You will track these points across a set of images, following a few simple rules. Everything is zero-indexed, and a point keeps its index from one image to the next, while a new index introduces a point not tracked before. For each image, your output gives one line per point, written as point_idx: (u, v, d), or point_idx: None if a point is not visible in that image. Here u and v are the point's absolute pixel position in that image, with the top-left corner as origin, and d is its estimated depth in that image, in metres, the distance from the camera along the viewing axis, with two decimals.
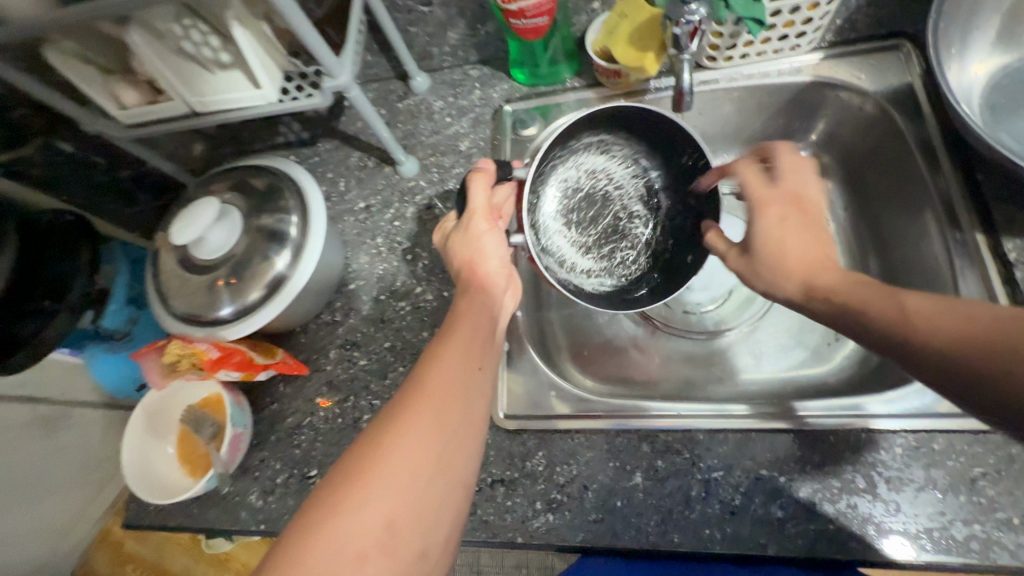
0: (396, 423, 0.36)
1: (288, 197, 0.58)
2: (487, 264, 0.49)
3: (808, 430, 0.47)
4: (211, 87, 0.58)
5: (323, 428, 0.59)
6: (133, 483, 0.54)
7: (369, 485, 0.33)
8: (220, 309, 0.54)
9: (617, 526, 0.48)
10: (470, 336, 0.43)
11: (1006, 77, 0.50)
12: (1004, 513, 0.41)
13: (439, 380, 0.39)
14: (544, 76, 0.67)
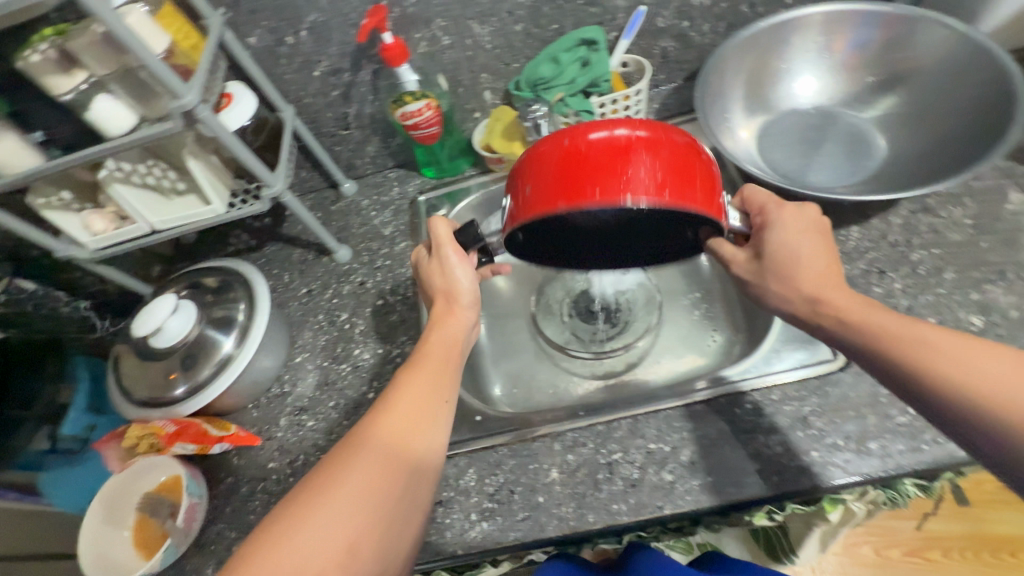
0: (356, 451, 0.45)
1: (236, 289, 0.69)
2: (458, 303, 0.56)
3: (680, 405, 0.57)
4: (169, 209, 0.71)
5: (276, 490, 0.63)
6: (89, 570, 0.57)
7: (331, 507, 0.41)
8: (176, 388, 0.63)
9: (542, 519, 0.54)
10: (431, 371, 0.51)
11: (763, 133, 0.69)
12: (831, 438, 0.52)
13: (397, 414, 0.47)
14: (447, 169, 0.84)
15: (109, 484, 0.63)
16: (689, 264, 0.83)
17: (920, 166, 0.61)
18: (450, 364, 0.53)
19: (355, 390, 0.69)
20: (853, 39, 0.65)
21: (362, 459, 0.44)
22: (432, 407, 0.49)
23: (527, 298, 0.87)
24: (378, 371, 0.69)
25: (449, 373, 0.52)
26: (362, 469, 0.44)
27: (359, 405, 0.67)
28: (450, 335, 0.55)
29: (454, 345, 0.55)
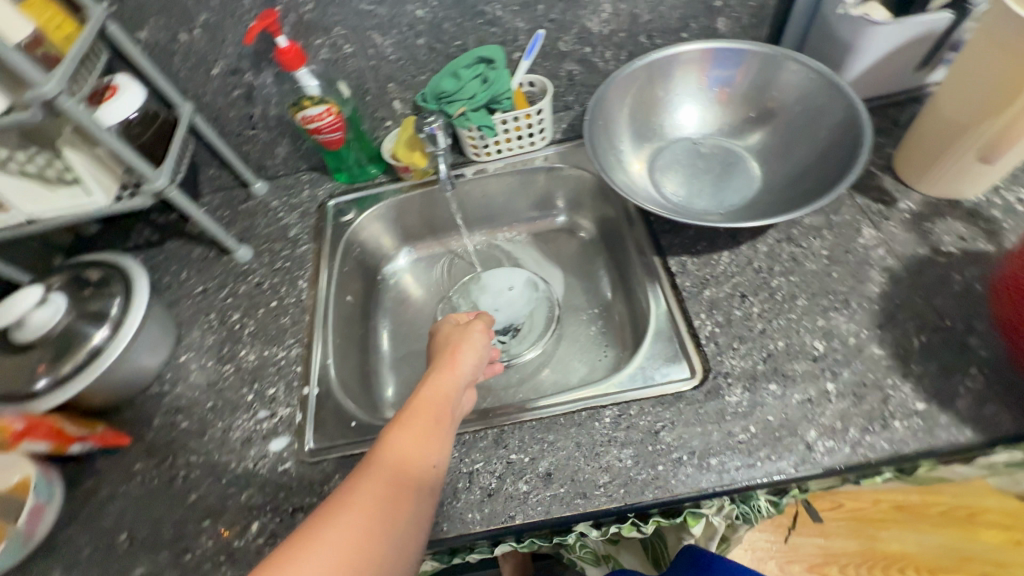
0: (348, 499, 0.43)
1: (114, 284, 0.67)
2: (459, 360, 0.59)
3: (545, 417, 0.59)
4: (50, 198, 0.69)
5: (137, 492, 0.62)
6: None
7: (315, 554, 0.39)
8: (35, 383, 0.60)
9: None
10: (422, 427, 0.50)
11: (654, 165, 0.74)
12: (676, 453, 0.54)
13: (389, 468, 0.46)
14: (358, 175, 0.85)
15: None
16: (591, 281, 0.86)
17: (787, 181, 0.68)
18: (441, 422, 0.52)
19: (235, 392, 0.68)
20: (717, 76, 0.73)
21: (354, 509, 0.42)
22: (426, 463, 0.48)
23: (433, 307, 0.88)
24: (261, 373, 0.69)
25: (443, 432, 0.52)
26: (350, 520, 0.42)
27: (236, 407, 0.66)
28: (438, 393, 0.55)
29: (447, 402, 0.54)
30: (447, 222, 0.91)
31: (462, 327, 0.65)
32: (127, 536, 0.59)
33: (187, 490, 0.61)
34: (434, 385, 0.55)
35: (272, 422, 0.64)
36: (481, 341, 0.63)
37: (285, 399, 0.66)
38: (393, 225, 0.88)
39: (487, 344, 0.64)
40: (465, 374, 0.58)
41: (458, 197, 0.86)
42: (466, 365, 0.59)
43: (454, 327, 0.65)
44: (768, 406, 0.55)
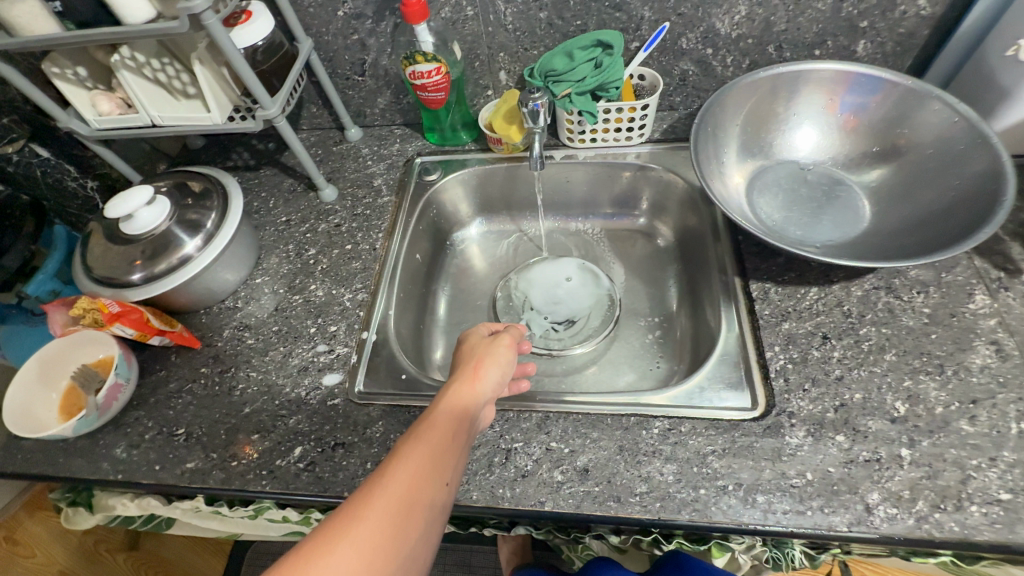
0: (351, 521, 0.38)
1: (213, 198, 0.71)
2: (485, 371, 0.54)
3: (592, 413, 0.58)
4: (173, 107, 0.73)
5: (200, 393, 0.66)
6: (9, 419, 0.61)
7: None
8: (132, 274, 0.65)
9: None
10: (436, 444, 0.45)
11: (754, 181, 0.71)
12: (723, 481, 0.52)
13: (400, 487, 0.41)
14: (449, 138, 0.86)
15: (51, 347, 0.65)
16: (658, 290, 0.84)
17: (900, 226, 0.62)
18: (457, 439, 0.47)
19: (300, 322, 0.71)
20: (848, 103, 0.68)
21: (355, 533, 0.38)
22: (439, 483, 0.43)
23: (494, 281, 0.89)
24: (326, 309, 0.71)
25: (460, 451, 0.46)
26: (349, 552, 0.37)
27: (299, 336, 0.69)
28: (456, 406, 0.49)
29: (467, 415, 0.49)
30: (525, 202, 0.90)
31: (491, 336, 0.59)
32: (185, 431, 0.63)
33: (243, 402, 0.65)
34: (451, 395, 0.50)
35: (329, 357, 0.67)
36: (508, 357, 0.57)
37: (344, 339, 0.69)
38: (473, 194, 0.88)
39: (513, 361, 0.58)
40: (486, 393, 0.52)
41: (542, 178, 0.85)
42: (488, 382, 0.53)
43: (482, 336, 0.59)
44: (831, 457, 0.52)
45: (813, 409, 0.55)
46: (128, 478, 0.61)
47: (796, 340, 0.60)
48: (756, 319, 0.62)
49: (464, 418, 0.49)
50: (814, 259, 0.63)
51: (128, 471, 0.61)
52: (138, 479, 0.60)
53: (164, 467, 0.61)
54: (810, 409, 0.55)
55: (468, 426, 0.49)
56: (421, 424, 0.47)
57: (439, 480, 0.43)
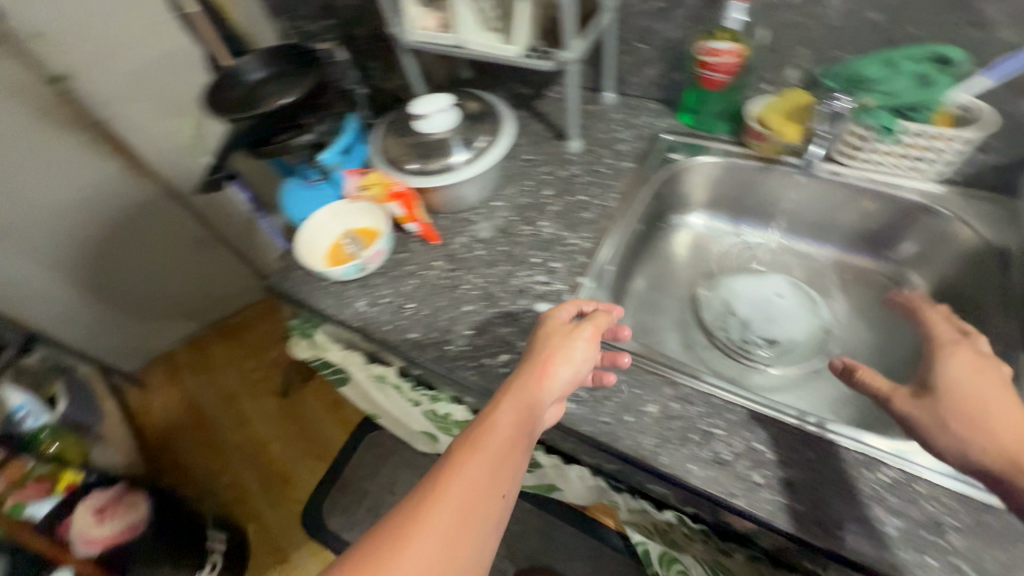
0: (413, 524, 0.43)
1: (488, 122, 0.79)
2: (552, 369, 0.55)
3: (811, 434, 0.54)
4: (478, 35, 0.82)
5: (430, 280, 0.75)
6: (300, 253, 0.76)
7: None
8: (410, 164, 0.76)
9: (619, 433, 0.57)
10: (492, 450, 0.48)
11: None
12: (956, 559, 0.46)
13: (457, 497, 0.45)
14: (704, 124, 0.85)
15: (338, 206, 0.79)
16: (886, 343, 0.75)
17: None
18: (520, 444, 0.50)
19: (525, 249, 0.76)
20: None
21: (417, 539, 0.42)
22: (496, 491, 0.46)
23: (698, 277, 0.87)
24: (551, 246, 0.76)
25: (519, 455, 0.49)
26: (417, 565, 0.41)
27: (522, 260, 0.75)
28: (515, 411, 0.51)
29: (529, 416, 0.51)
30: (758, 209, 0.86)
31: (564, 332, 0.58)
32: (413, 306, 0.73)
33: (464, 300, 0.72)
34: (513, 394, 0.52)
35: (546, 289, 0.72)
36: (581, 353, 0.56)
37: (562, 277, 0.73)
38: (708, 186, 0.87)
39: (589, 358, 0.57)
40: (550, 397, 0.53)
41: (793, 187, 0.80)
42: (557, 379, 0.54)
43: (558, 329, 0.59)
44: None
45: None
46: (365, 326, 0.72)
47: None
48: None
49: (527, 421, 0.51)
50: None
51: (365, 322, 0.72)
52: (373, 330, 0.71)
53: (394, 328, 0.71)
54: None
55: (532, 429, 0.51)
56: (481, 429, 0.49)
57: (498, 486, 0.46)
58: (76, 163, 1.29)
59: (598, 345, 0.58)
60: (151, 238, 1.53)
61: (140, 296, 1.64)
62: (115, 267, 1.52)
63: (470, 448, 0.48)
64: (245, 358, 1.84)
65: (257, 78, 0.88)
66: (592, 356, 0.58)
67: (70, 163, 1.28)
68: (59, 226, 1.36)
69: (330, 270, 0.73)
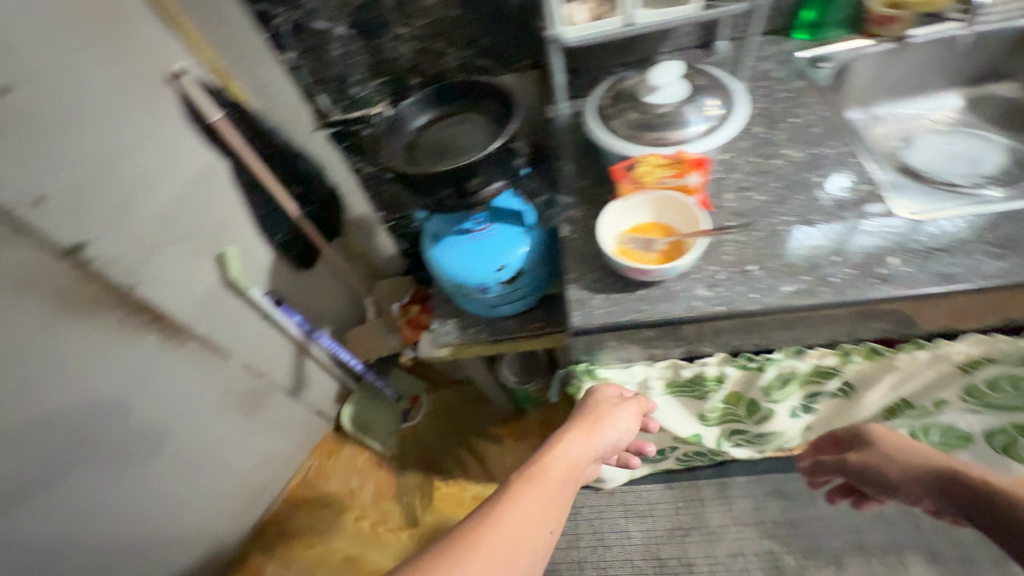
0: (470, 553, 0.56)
1: (705, 78, 0.78)
2: (599, 430, 0.73)
3: None
4: None
5: (745, 240, 0.71)
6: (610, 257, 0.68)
7: (486, 541, 0.58)
8: (655, 136, 0.73)
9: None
10: (548, 490, 0.67)
11: None
12: None
13: (527, 508, 0.63)
14: (827, 29, 0.94)
15: (611, 209, 0.72)
16: None
17: None
18: (562, 491, 0.68)
19: (800, 176, 0.76)
20: None
21: (513, 514, 0.61)
22: (547, 513, 0.64)
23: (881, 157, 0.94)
24: (819, 164, 0.76)
25: (535, 525, 0.62)
26: (502, 535, 0.59)
27: (807, 185, 0.74)
28: (568, 461, 0.71)
29: (563, 477, 0.69)
30: (898, 80, 0.96)
31: (614, 400, 0.78)
32: (757, 267, 0.68)
33: (796, 239, 0.69)
34: (558, 455, 0.72)
35: (856, 195, 0.72)
36: (625, 420, 0.76)
37: (858, 181, 0.73)
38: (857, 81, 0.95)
39: (628, 425, 0.76)
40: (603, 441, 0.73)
41: (929, 55, 0.92)
42: (604, 436, 0.73)
43: (599, 397, 0.77)
44: None
45: None
46: (733, 309, 0.65)
47: None
48: None
49: (569, 478, 0.70)
50: None
51: (722, 299, 0.66)
52: (746, 305, 0.65)
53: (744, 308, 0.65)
54: None
55: (579, 473, 0.72)
56: (535, 471, 0.69)
57: (550, 520, 0.64)
58: (109, 355, 0.95)
59: (637, 419, 0.78)
60: (199, 416, 1.17)
61: (193, 500, 1.24)
62: (165, 478, 1.14)
63: (529, 480, 0.67)
64: (330, 504, 1.51)
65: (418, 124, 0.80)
66: (619, 423, 0.75)
67: (107, 361, 0.95)
68: (99, 450, 0.99)
69: (673, 264, 0.65)
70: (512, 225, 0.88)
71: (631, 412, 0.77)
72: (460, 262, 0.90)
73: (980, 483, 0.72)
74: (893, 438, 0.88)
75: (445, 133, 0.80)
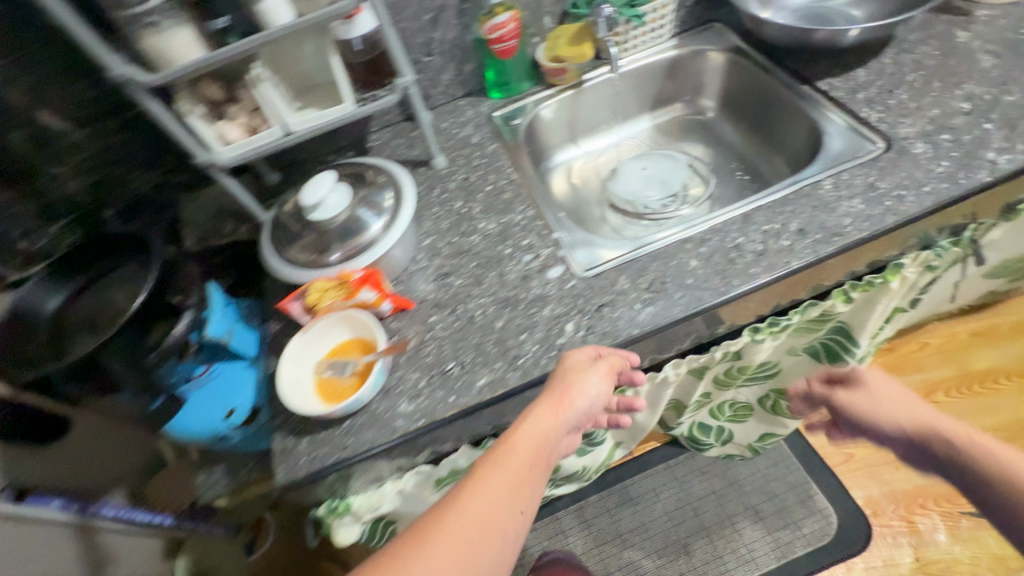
0: (410, 555, 0.47)
1: (376, 175, 0.77)
2: (566, 399, 0.59)
3: (778, 202, 0.72)
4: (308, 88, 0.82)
5: (445, 334, 0.70)
6: (297, 407, 0.63)
7: (418, 560, 0.47)
8: (329, 256, 0.70)
9: (721, 268, 0.67)
10: (514, 471, 0.55)
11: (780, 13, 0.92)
12: (898, 192, 0.68)
13: (478, 504, 0.51)
14: (514, 87, 0.97)
15: (292, 346, 0.66)
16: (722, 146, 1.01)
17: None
18: (532, 466, 0.56)
19: (493, 250, 0.77)
20: None
21: (449, 521, 0.50)
22: (512, 506, 0.52)
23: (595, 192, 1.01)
24: (508, 233, 0.78)
25: (494, 523, 0.51)
26: (443, 544, 0.48)
27: (500, 259, 0.75)
28: (531, 435, 0.57)
29: (534, 450, 0.57)
30: (590, 118, 1.03)
31: (583, 361, 0.62)
32: (455, 364, 0.67)
33: (490, 321, 0.69)
34: (520, 427, 0.58)
35: (540, 259, 0.74)
36: (600, 387, 0.60)
37: (541, 244, 0.76)
38: (555, 126, 1.01)
39: (603, 391, 0.61)
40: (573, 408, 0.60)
41: (605, 93, 1.00)
42: (574, 403, 0.60)
43: (572, 358, 0.61)
44: (981, 160, 0.68)
45: (930, 144, 0.71)
46: (432, 420, 0.63)
47: (872, 113, 0.77)
48: (854, 112, 0.78)
49: (541, 449, 0.57)
50: (860, 39, 0.79)
51: (425, 412, 0.64)
52: (446, 412, 0.63)
53: (444, 416, 0.63)
54: (934, 144, 0.71)
55: (553, 446, 0.58)
56: (501, 448, 0.57)
57: (518, 498, 0.53)
58: None
59: (612, 381, 0.62)
60: None
61: None
62: None
63: (494, 458, 0.56)
64: None
65: (50, 307, 0.72)
66: (591, 391, 0.59)
67: None
68: None
69: (358, 395, 0.63)
70: (229, 359, 0.77)
71: (619, 362, 0.63)
72: (199, 410, 0.73)
73: (950, 438, 0.61)
74: (891, 392, 0.70)
75: (84, 306, 0.71)
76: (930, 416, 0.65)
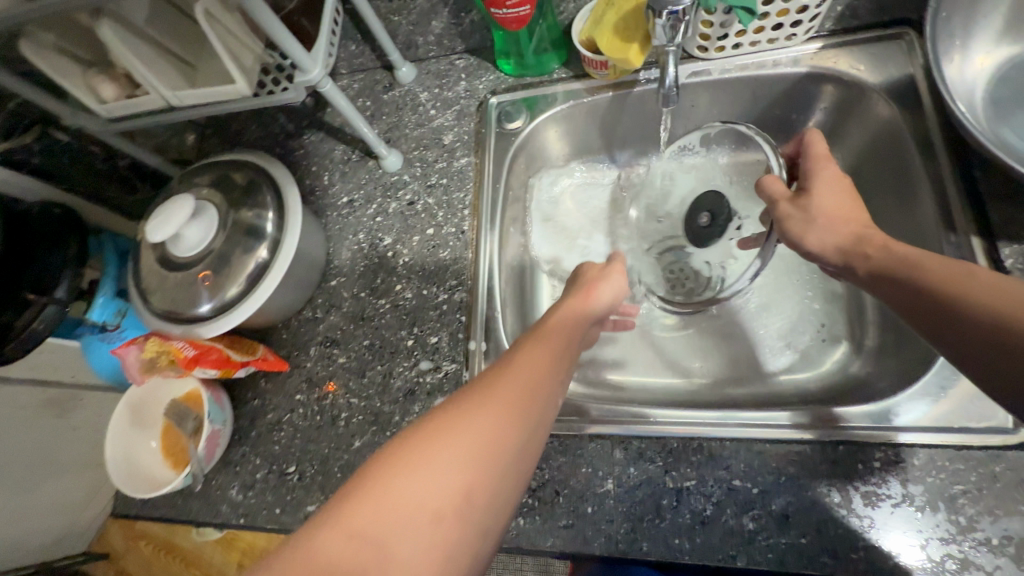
0: (444, 429, 0.32)
1: (265, 191, 0.58)
2: (595, 293, 0.48)
3: (783, 446, 0.46)
4: None
5: (302, 425, 0.59)
6: (117, 476, 0.57)
7: (452, 436, 0.32)
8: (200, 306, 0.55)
9: (640, 514, 0.46)
10: (555, 349, 0.41)
11: (1011, 70, 0.51)
12: (983, 533, 0.40)
13: (519, 376, 0.37)
14: (530, 66, 0.65)
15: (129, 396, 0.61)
16: None
17: None
18: (571, 349, 0.42)
19: (393, 334, 0.60)
20: None
21: (493, 393, 0.35)
22: (556, 380, 0.39)
23: (602, 243, 0.72)
24: (421, 316, 0.59)
25: (539, 394, 0.37)
26: (480, 420, 0.33)
27: (395, 352, 0.59)
28: (568, 322, 0.44)
29: (572, 332, 0.43)
30: (638, 129, 0.68)
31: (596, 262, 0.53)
32: (295, 470, 0.57)
33: (349, 435, 0.57)
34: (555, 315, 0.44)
35: (437, 376, 0.56)
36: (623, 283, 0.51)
37: (448, 352, 0.57)
38: (579, 132, 0.69)
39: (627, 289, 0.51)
40: (605, 308, 0.48)
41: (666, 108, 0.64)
42: (605, 301, 0.48)
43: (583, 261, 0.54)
44: None
45: None
46: (251, 525, 0.57)
47: None
48: None
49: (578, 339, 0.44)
50: None
51: (248, 514, 0.57)
52: (263, 525, 0.56)
53: (262, 528, 0.56)
54: None
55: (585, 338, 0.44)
56: (534, 333, 0.42)
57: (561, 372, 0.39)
58: None
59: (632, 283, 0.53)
60: None
61: None
62: None
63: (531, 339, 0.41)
64: (139, 536, 1.07)
65: None
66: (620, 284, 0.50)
67: None
68: None
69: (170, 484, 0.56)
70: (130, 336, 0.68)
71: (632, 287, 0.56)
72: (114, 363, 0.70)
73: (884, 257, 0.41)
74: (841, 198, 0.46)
75: None
76: (957, 267, 0.36)
